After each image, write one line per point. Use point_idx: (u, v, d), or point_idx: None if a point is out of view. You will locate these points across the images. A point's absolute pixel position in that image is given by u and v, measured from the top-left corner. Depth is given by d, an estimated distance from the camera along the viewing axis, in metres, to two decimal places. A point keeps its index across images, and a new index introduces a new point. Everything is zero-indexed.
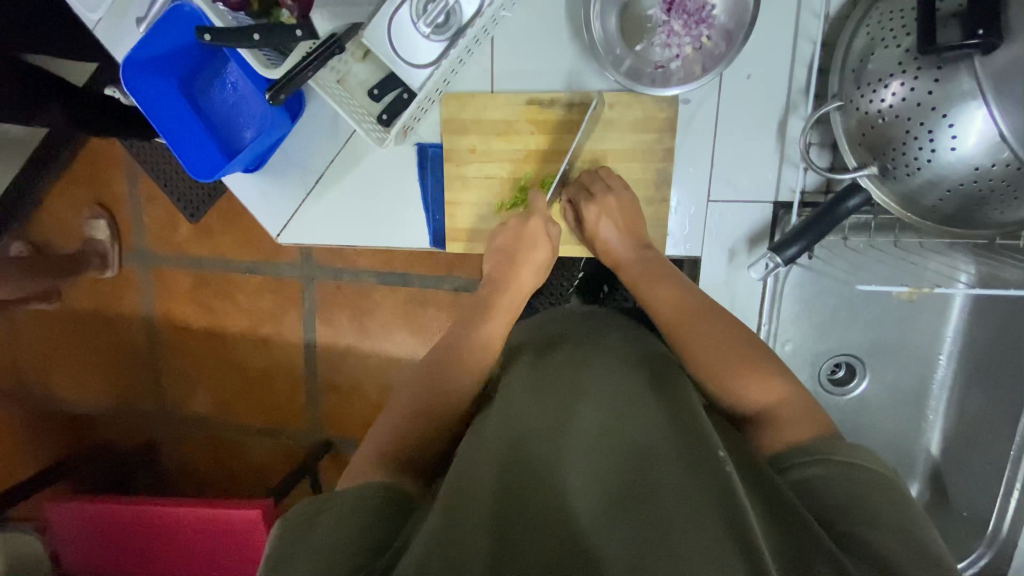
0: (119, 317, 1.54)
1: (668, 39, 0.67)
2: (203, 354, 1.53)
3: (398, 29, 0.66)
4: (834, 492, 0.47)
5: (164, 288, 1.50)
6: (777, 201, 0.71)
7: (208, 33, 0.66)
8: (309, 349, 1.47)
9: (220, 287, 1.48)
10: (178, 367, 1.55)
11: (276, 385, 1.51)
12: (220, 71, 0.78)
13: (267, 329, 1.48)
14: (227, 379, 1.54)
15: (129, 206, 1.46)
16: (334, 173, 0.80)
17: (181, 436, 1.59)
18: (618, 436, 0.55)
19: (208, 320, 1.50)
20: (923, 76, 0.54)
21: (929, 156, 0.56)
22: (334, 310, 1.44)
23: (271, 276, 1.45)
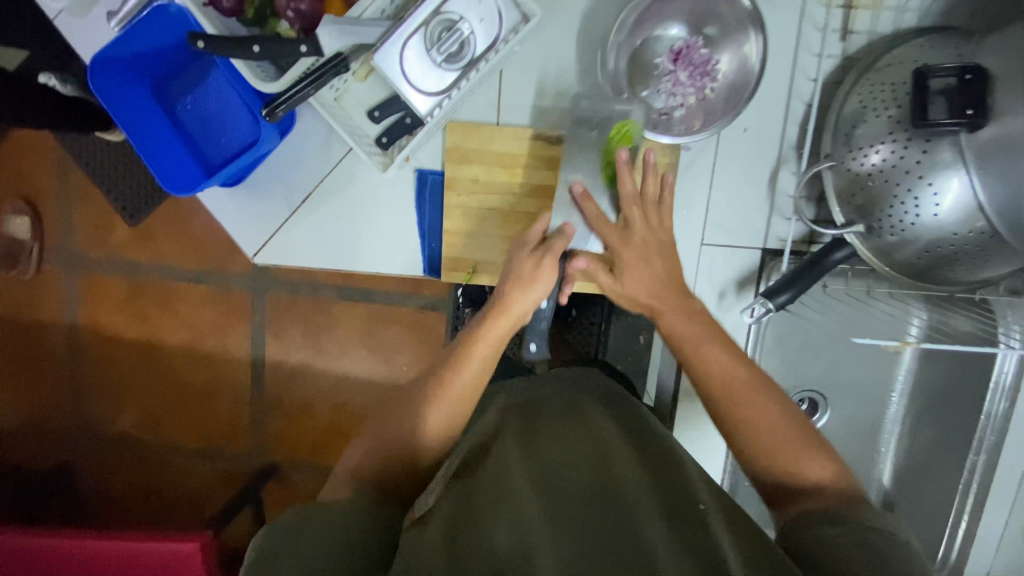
0: (36, 325, 1.38)
1: (673, 88, 0.69)
2: (138, 369, 1.40)
3: (411, 55, 0.64)
4: (850, 552, 0.45)
5: (92, 295, 1.36)
6: (765, 248, 0.75)
7: (202, 41, 0.62)
8: (258, 367, 1.38)
9: (159, 295, 1.36)
10: (108, 385, 1.40)
11: (218, 404, 1.40)
12: (201, 76, 0.72)
13: (209, 343, 1.38)
14: (165, 398, 1.41)
15: (57, 203, 1.32)
16: (323, 193, 0.76)
17: (106, 461, 1.43)
18: (604, 478, 0.51)
19: (144, 332, 1.38)
20: (912, 146, 0.60)
21: (914, 219, 0.62)
22: (287, 326, 1.37)
23: (218, 287, 1.36)
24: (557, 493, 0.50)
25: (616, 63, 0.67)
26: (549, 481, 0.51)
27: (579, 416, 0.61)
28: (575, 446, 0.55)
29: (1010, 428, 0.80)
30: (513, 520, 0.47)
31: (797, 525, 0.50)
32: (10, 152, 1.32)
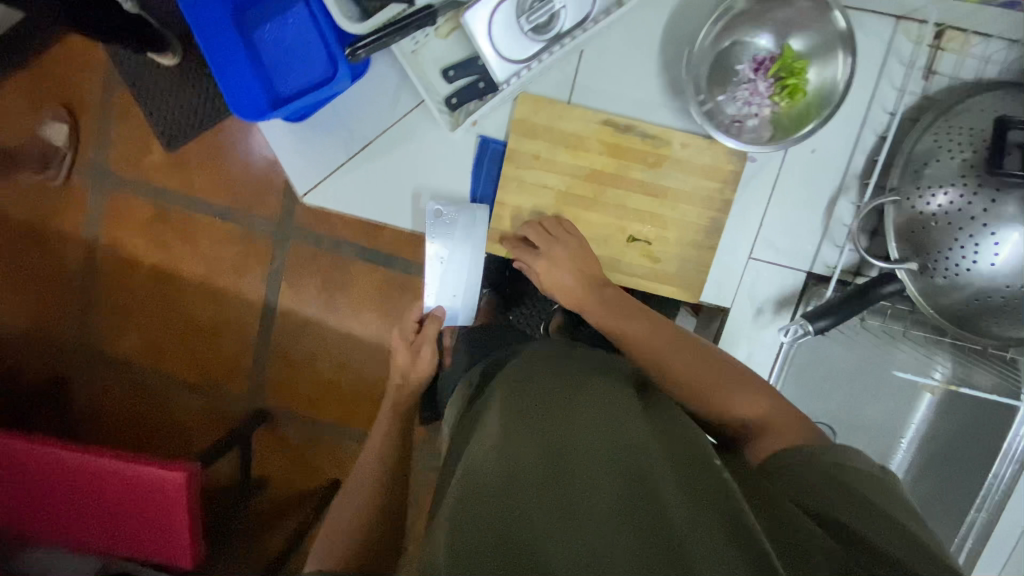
0: (57, 236, 1.38)
1: (750, 97, 0.69)
2: (148, 297, 1.41)
3: (501, 22, 0.66)
4: (815, 486, 0.49)
5: (116, 214, 1.37)
6: (810, 272, 0.74)
7: None
8: (268, 312, 1.39)
9: (181, 225, 1.37)
10: (119, 306, 1.41)
11: (222, 342, 1.41)
12: (285, 9, 0.72)
13: (224, 282, 1.38)
14: (173, 328, 1.42)
15: (98, 117, 1.33)
16: (384, 145, 0.76)
17: (102, 381, 1.44)
18: (616, 453, 0.49)
19: (161, 258, 1.39)
20: (981, 194, 0.60)
21: (970, 265, 0.62)
22: (303, 276, 1.37)
23: (240, 226, 1.36)
24: (568, 468, 0.48)
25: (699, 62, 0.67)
26: (558, 457, 0.50)
27: (580, 386, 0.59)
28: (581, 420, 0.53)
29: (1016, 492, 0.82)
30: (530, 507, 0.46)
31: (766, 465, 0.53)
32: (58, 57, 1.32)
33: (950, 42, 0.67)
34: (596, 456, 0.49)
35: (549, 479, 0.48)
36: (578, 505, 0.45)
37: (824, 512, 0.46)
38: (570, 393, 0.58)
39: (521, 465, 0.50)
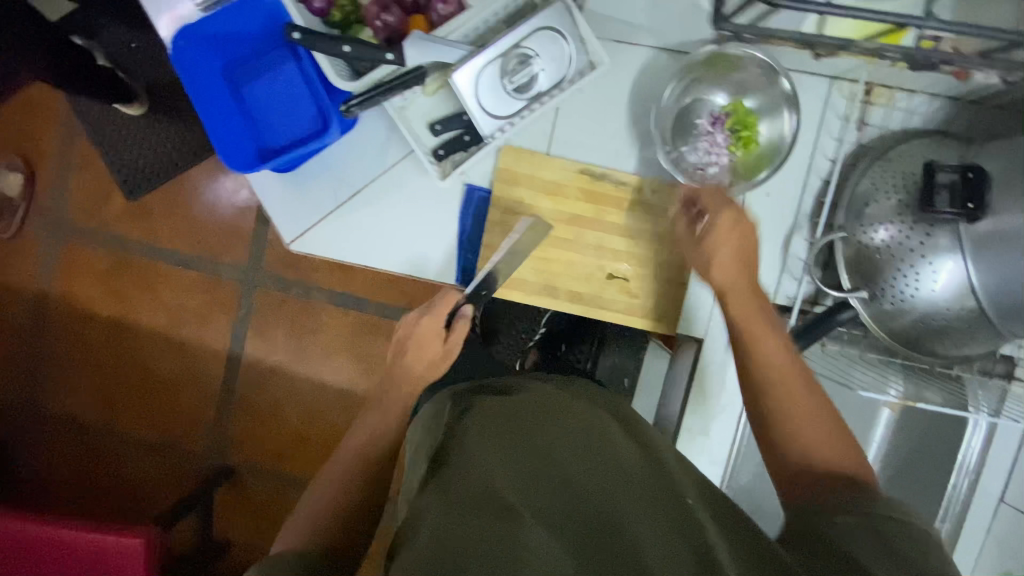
0: (20, 288, 1.70)
1: (710, 148, 0.75)
2: (104, 354, 1.72)
3: (484, 83, 0.70)
4: (869, 541, 0.55)
5: (71, 266, 1.70)
6: (774, 303, 0.81)
7: (297, 32, 0.67)
8: (233, 360, 1.72)
9: (149, 278, 1.70)
10: (94, 363, 1.72)
11: (182, 395, 1.73)
12: (276, 64, 0.75)
13: (184, 333, 1.71)
14: (126, 382, 1.73)
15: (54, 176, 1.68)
16: (373, 192, 0.79)
17: (76, 443, 1.73)
18: (602, 455, 0.65)
19: (117, 308, 1.71)
20: (916, 229, 0.68)
21: (914, 292, 0.69)
22: (270, 323, 1.71)
23: (208, 273, 1.70)
24: (565, 462, 0.63)
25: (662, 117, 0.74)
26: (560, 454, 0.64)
27: (557, 418, 0.71)
28: (574, 429, 0.69)
29: (973, 504, 0.90)
30: (542, 487, 0.60)
31: (830, 518, 0.59)
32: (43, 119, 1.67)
33: (878, 98, 0.77)
34: (588, 457, 0.64)
35: (530, 497, 0.59)
36: (578, 490, 0.60)
37: (837, 541, 0.56)
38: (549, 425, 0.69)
39: (530, 456, 0.64)
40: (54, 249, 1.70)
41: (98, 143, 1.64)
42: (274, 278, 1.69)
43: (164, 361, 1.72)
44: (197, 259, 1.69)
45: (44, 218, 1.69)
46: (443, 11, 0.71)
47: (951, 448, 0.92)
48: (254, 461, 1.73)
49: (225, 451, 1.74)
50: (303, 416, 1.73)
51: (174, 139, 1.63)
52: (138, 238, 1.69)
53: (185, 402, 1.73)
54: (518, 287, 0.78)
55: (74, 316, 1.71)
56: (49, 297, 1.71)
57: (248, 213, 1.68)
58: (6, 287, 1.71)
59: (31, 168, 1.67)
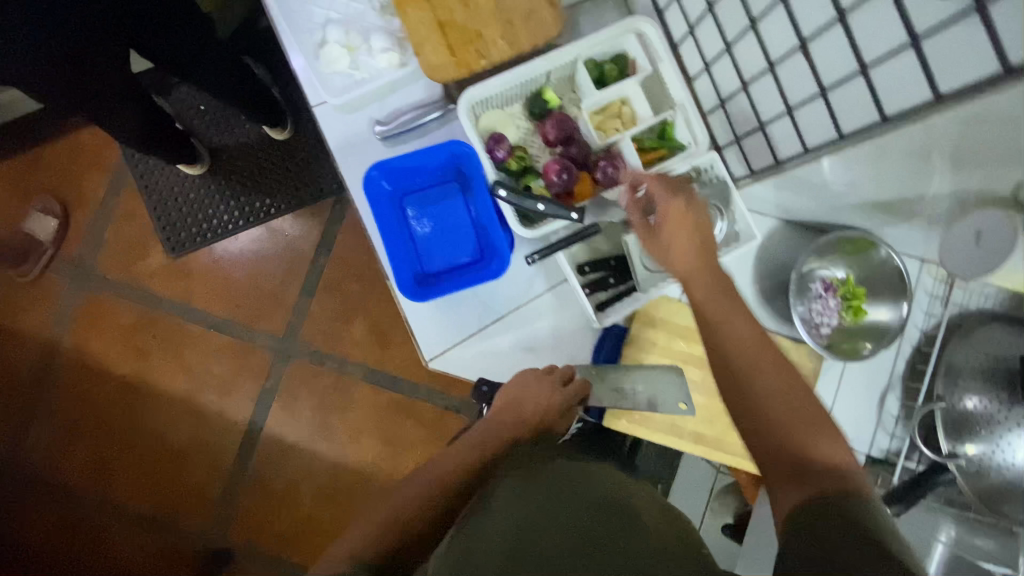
0: (29, 338, 1.61)
1: (823, 309, 0.86)
2: (110, 413, 1.61)
3: (648, 243, 0.78)
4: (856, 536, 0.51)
5: (91, 318, 1.61)
6: (869, 454, 0.93)
7: (502, 189, 0.76)
8: (252, 432, 1.64)
9: (173, 336, 1.62)
10: (97, 422, 1.61)
11: (187, 466, 1.62)
12: (444, 198, 0.83)
13: (204, 399, 1.63)
14: (127, 447, 1.61)
15: (91, 223, 1.62)
16: (515, 320, 0.84)
17: (60, 510, 1.60)
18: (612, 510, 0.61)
19: (136, 365, 1.62)
20: (1013, 410, 0.79)
21: (1009, 463, 0.78)
22: (299, 397, 1.65)
23: (240, 340, 1.64)
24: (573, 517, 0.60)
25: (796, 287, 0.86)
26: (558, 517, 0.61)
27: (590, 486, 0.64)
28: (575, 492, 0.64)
29: None
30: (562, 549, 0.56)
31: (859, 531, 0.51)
32: (88, 168, 1.62)
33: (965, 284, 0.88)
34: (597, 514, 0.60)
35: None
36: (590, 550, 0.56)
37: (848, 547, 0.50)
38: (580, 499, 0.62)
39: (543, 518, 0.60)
40: (74, 300, 1.61)
41: (147, 198, 1.61)
42: (308, 349, 1.65)
43: (176, 428, 1.62)
44: (231, 323, 1.64)
45: (70, 267, 1.61)
46: (610, 173, 0.79)
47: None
48: (257, 544, 1.61)
49: (226, 531, 1.61)
50: (317, 497, 1.63)
51: (231, 202, 1.62)
52: (170, 296, 1.63)
53: (192, 474, 1.61)
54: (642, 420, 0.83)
55: (85, 372, 1.61)
56: (60, 349, 1.61)
57: (291, 282, 1.65)
58: (14, 335, 1.61)
59: (67, 215, 1.61)
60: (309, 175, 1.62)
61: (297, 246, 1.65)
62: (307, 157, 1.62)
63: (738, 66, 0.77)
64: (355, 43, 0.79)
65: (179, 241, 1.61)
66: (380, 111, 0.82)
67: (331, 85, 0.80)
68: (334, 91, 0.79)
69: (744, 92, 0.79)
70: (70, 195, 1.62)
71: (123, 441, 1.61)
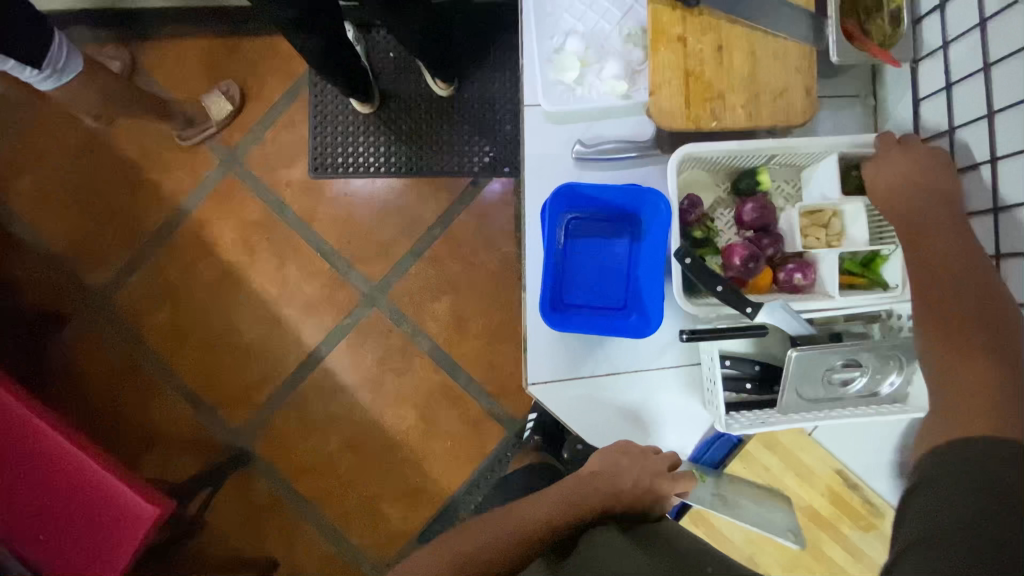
0: (165, 197, 1.75)
1: None
2: (203, 287, 1.72)
3: (807, 371, 0.77)
4: (963, 471, 0.65)
5: (223, 201, 1.73)
6: None
7: (688, 258, 0.77)
8: (313, 358, 1.69)
9: (282, 245, 1.71)
10: (189, 290, 1.73)
11: (247, 364, 1.70)
12: (610, 238, 0.87)
13: (285, 311, 1.70)
14: (205, 324, 1.72)
15: (257, 119, 1.74)
16: (628, 379, 0.86)
17: (127, 353, 1.73)
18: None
19: (241, 257, 1.72)
20: None
21: None
22: (366, 347, 1.69)
23: (338, 272, 1.70)
24: None
25: None
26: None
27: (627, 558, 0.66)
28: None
29: None
30: None
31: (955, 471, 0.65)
32: (268, 69, 1.75)
33: None
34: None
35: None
36: None
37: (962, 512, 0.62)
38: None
39: None
40: (216, 180, 1.74)
41: (313, 115, 1.71)
42: (394, 306, 1.68)
43: (251, 327, 1.71)
44: (336, 253, 1.70)
45: (224, 151, 1.74)
46: (792, 277, 0.82)
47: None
48: (274, 461, 1.67)
49: (253, 437, 1.68)
50: (344, 443, 1.66)
51: (382, 147, 1.68)
52: (294, 209, 1.72)
53: (247, 373, 1.70)
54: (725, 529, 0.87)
55: (198, 246, 1.73)
56: (186, 217, 1.74)
57: (404, 238, 1.69)
58: (155, 191, 1.76)
59: (240, 106, 1.74)
60: (461, 150, 1.66)
61: (423, 211, 1.69)
62: (467, 135, 1.65)
63: (1007, 234, 0.77)
64: (590, 60, 0.89)
65: (324, 164, 1.70)
66: (583, 132, 0.89)
67: (554, 91, 0.88)
68: (554, 100, 0.88)
69: (995, 265, 0.78)
70: (247, 87, 1.74)
71: (204, 320, 1.72)
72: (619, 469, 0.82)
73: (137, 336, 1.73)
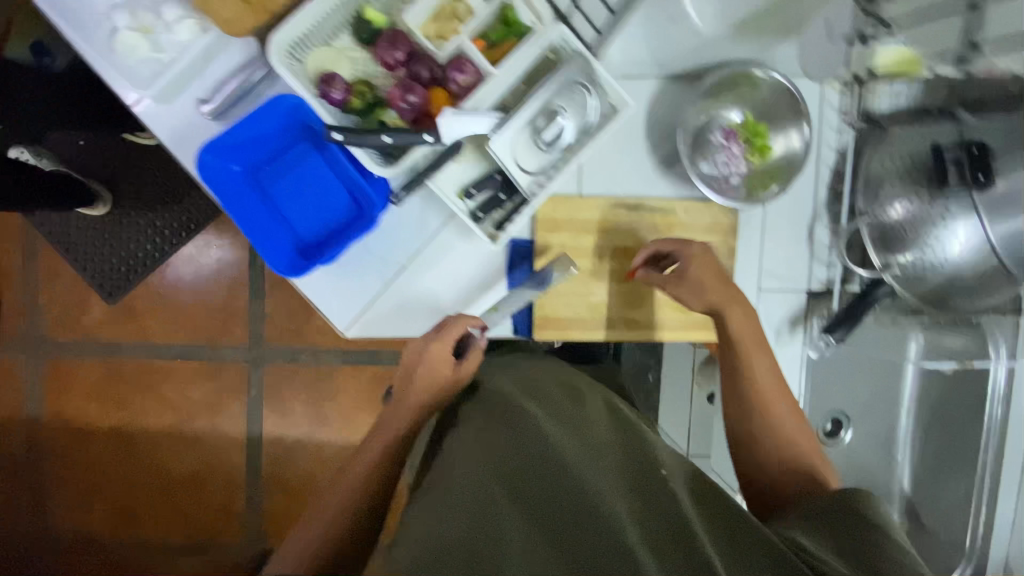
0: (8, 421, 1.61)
1: (728, 159, 0.81)
2: (111, 461, 1.64)
3: (516, 143, 0.71)
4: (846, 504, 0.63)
5: (60, 384, 1.60)
6: (809, 290, 0.86)
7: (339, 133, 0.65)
8: (252, 440, 1.66)
9: (143, 377, 1.62)
10: (101, 475, 1.64)
11: (206, 487, 1.66)
12: (302, 160, 0.73)
13: (196, 424, 1.64)
14: (142, 487, 1.65)
15: (23, 294, 1.56)
16: (408, 261, 0.78)
17: (103, 561, 1.66)
18: (580, 440, 0.59)
19: (120, 415, 1.62)
20: (930, 203, 0.73)
21: (932, 258, 0.74)
22: (288, 398, 1.66)
23: (211, 360, 1.63)
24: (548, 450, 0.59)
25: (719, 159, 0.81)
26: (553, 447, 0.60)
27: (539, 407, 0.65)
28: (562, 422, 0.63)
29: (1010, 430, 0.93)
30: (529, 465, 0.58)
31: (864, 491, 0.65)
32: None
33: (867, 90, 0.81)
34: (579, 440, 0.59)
35: (507, 499, 0.52)
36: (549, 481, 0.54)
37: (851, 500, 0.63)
38: (534, 417, 0.62)
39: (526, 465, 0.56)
40: (35, 373, 1.59)
41: (63, 252, 1.53)
42: (281, 350, 1.64)
43: (181, 459, 1.65)
44: (195, 349, 1.62)
45: (20, 342, 1.58)
46: (460, 80, 0.70)
47: (976, 413, 0.97)
48: None
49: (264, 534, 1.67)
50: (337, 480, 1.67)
51: (146, 229, 1.54)
52: (126, 341, 1.61)
53: (212, 493, 1.66)
54: (561, 306, 0.81)
55: (75, 435, 1.62)
56: (41, 422, 1.61)
57: (238, 291, 1.62)
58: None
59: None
60: None
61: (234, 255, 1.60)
62: None
63: None
64: (147, 20, 0.72)
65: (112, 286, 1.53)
66: (201, 88, 0.75)
67: (139, 78, 0.73)
68: (143, 75, 0.73)
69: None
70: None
71: (139, 487, 1.65)
72: (423, 354, 0.74)
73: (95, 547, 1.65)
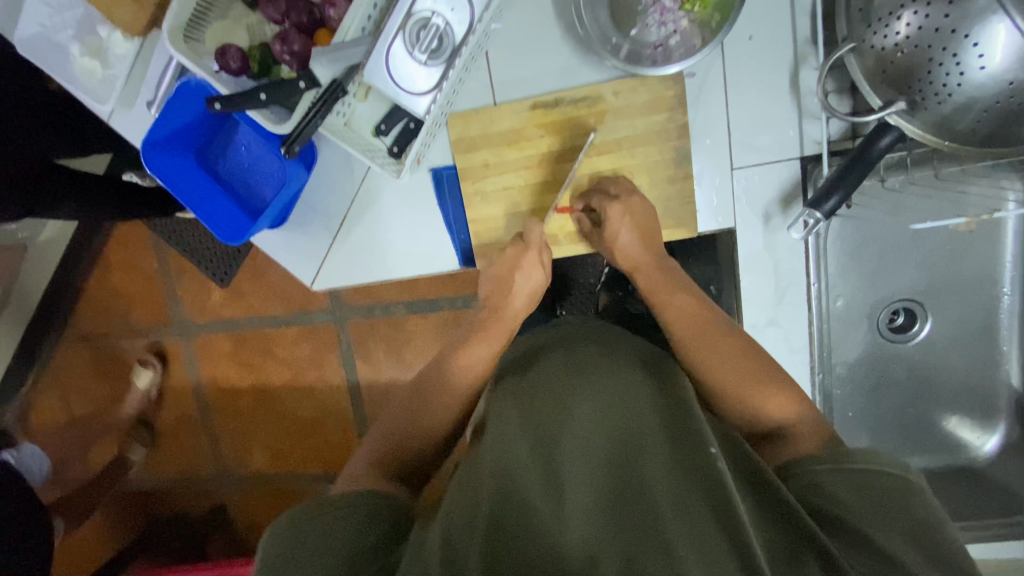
0: (168, 389, 1.57)
1: (662, 17, 0.66)
2: (249, 412, 1.54)
3: (395, 63, 0.66)
4: (879, 485, 0.46)
5: (206, 354, 1.53)
6: (803, 155, 0.70)
7: (218, 102, 0.69)
8: (353, 390, 1.47)
9: (260, 342, 1.50)
10: (238, 431, 1.56)
11: (327, 433, 1.51)
12: (232, 136, 0.82)
13: (310, 378, 1.49)
14: (280, 435, 1.54)
15: (161, 282, 1.51)
16: (355, 214, 0.81)
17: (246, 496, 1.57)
18: (614, 424, 0.53)
19: (252, 377, 1.52)
20: (937, 5, 0.53)
21: (959, 79, 0.54)
22: (370, 347, 1.45)
23: (304, 324, 1.47)
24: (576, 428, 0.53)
25: (659, 21, 0.67)
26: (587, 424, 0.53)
27: (577, 363, 0.60)
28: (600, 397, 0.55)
29: None
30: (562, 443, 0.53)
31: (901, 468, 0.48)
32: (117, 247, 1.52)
33: None
34: (616, 426, 0.53)
35: (540, 473, 0.51)
36: (578, 476, 0.50)
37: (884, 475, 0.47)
38: (573, 378, 0.58)
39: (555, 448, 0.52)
40: (189, 346, 1.53)
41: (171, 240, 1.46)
42: (357, 306, 1.43)
43: (300, 404, 1.51)
44: (289, 316, 1.47)
45: (166, 328, 1.54)
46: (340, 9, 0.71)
47: None
48: None
49: None
50: None
51: None
52: (241, 316, 1.49)
53: (332, 435, 1.50)
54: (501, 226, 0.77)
55: (223, 404, 1.55)
56: (201, 388, 1.55)
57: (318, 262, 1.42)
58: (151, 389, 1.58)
59: (106, 272, 1.53)
60: None
61: None
62: None
63: None
64: (95, 44, 0.80)
65: (222, 270, 1.45)
66: (149, 92, 0.81)
67: (101, 94, 0.82)
68: (108, 95, 0.82)
69: None
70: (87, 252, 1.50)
71: (288, 452, 1.54)
72: (518, 262, 0.73)
73: (264, 512, 1.57)
